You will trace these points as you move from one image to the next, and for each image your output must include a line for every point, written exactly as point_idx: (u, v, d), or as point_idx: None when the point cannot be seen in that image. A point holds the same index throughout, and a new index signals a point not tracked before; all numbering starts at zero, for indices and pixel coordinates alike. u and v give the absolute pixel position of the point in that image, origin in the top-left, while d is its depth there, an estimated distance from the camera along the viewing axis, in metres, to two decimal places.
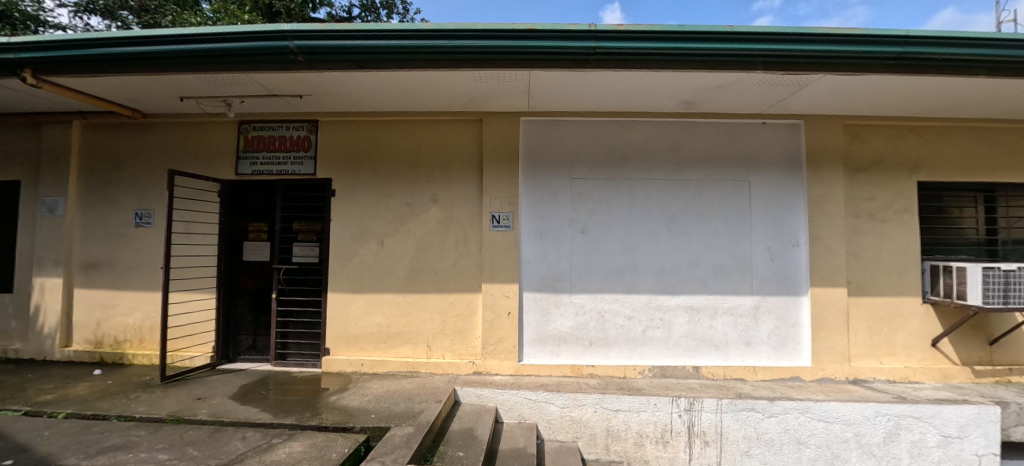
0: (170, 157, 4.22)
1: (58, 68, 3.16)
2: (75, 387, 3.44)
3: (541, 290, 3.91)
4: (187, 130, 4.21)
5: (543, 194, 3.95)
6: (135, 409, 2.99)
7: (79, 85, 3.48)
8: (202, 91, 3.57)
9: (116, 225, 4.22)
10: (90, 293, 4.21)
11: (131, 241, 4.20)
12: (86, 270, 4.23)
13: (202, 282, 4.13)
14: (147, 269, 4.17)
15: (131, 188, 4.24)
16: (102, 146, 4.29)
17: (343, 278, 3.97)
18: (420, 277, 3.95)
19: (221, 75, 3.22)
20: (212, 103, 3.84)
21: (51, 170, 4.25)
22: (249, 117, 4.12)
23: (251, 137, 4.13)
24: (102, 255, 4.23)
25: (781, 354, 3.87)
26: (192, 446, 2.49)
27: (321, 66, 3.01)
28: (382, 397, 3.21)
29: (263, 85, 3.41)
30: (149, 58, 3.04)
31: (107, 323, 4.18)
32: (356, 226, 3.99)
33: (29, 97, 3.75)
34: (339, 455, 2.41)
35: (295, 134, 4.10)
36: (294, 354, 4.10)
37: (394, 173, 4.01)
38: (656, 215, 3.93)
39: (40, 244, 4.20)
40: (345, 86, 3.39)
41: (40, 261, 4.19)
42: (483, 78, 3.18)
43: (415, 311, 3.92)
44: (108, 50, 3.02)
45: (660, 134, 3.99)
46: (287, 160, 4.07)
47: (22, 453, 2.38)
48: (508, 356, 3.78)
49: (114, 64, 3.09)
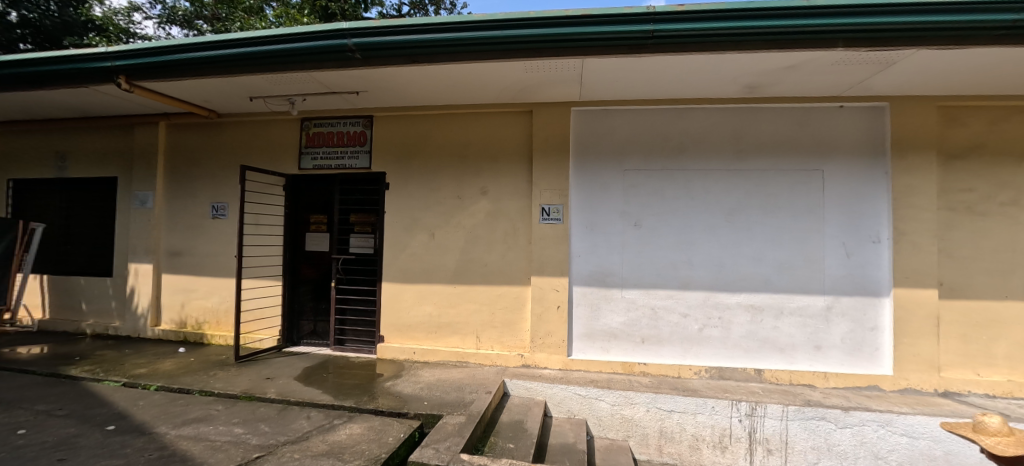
0: (240, 153, 4.53)
1: (147, 73, 3.47)
2: (164, 363, 3.80)
3: (591, 285, 3.82)
4: (256, 128, 4.50)
5: (594, 185, 3.84)
6: (214, 385, 3.27)
7: (166, 89, 3.81)
8: (269, 90, 3.79)
9: (196, 216, 4.61)
10: (175, 278, 4.64)
11: (208, 231, 4.57)
12: (171, 257, 4.67)
13: (269, 270, 4.42)
14: (222, 257, 4.53)
15: (208, 182, 4.61)
16: (183, 144, 4.70)
17: (397, 269, 4.10)
18: (469, 270, 3.98)
19: (285, 74, 3.39)
20: (278, 102, 4.07)
21: (141, 167, 4.70)
22: (311, 114, 4.33)
23: (311, 133, 4.34)
24: (184, 244, 4.64)
25: (857, 361, 3.54)
26: (263, 422, 2.67)
27: (376, 62, 3.09)
28: (433, 385, 3.29)
29: (323, 83, 3.56)
30: (224, 61, 3.27)
31: (189, 305, 4.59)
32: (409, 219, 4.09)
33: (123, 100, 4.16)
34: (394, 439, 2.48)
35: (351, 130, 4.26)
36: (351, 340, 4.29)
37: (444, 166, 4.06)
38: (715, 208, 3.71)
39: (134, 234, 4.68)
40: (398, 82, 3.47)
41: (134, 249, 4.68)
42: (533, 68, 3.13)
43: (463, 303, 3.97)
44: (189, 55, 3.29)
45: (719, 121, 3.74)
46: (345, 154, 4.25)
47: (123, 420, 2.66)
48: (557, 350, 3.73)
49: (194, 68, 3.35)
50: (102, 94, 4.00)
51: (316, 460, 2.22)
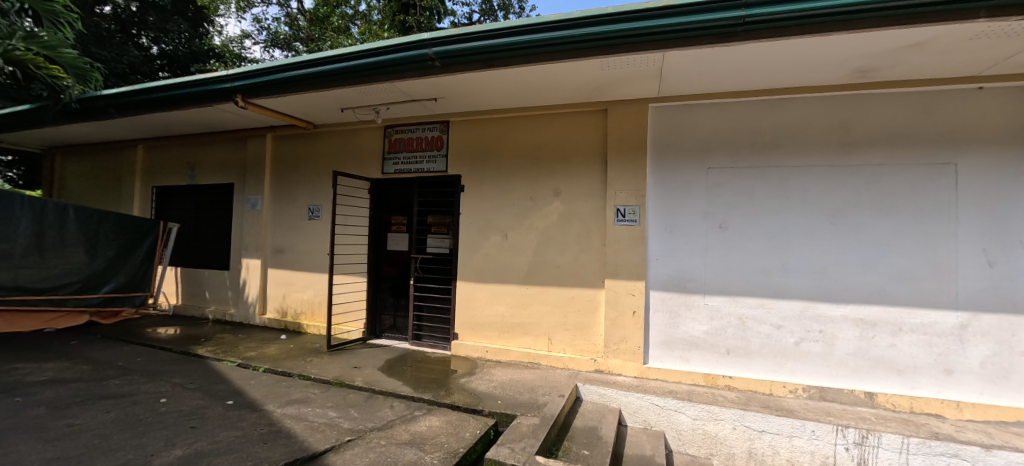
0: (332, 159, 4.96)
1: (259, 91, 3.94)
2: (269, 348, 4.28)
3: (669, 290, 3.62)
4: (346, 136, 4.90)
5: (673, 185, 3.64)
6: (310, 370, 3.60)
7: (273, 104, 4.30)
8: (358, 101, 4.11)
9: (295, 217, 5.14)
10: (278, 272, 5.20)
11: (305, 231, 5.07)
12: (275, 254, 5.25)
13: (356, 267, 4.79)
14: (316, 254, 4.99)
15: (305, 186, 5.11)
16: (285, 153, 5.26)
17: (471, 269, 4.22)
18: (541, 271, 3.98)
19: (372, 86, 3.65)
20: (365, 112, 4.40)
21: (252, 174, 5.35)
22: (393, 122, 4.62)
23: (393, 139, 4.62)
24: (285, 242, 5.19)
25: (1003, 391, 2.96)
26: (353, 408, 2.88)
27: (454, 69, 3.21)
28: (506, 384, 3.33)
29: (405, 92, 3.77)
30: (320, 77, 3.60)
31: (288, 297, 5.12)
32: (483, 220, 4.20)
33: (239, 116, 4.77)
34: (471, 435, 2.54)
35: (429, 135, 4.48)
36: (427, 335, 4.50)
37: (517, 168, 4.10)
38: (816, 209, 3.33)
39: (247, 232, 5.34)
40: (474, 87, 3.57)
41: (246, 246, 5.33)
42: (610, 66, 3.04)
43: (535, 304, 3.98)
44: (291, 73, 3.68)
45: (821, 111, 3.35)
46: (424, 159, 4.47)
47: (240, 396, 3.03)
48: (631, 357, 3.59)
49: (296, 85, 3.73)
50: (224, 111, 4.61)
51: (400, 448, 2.34)
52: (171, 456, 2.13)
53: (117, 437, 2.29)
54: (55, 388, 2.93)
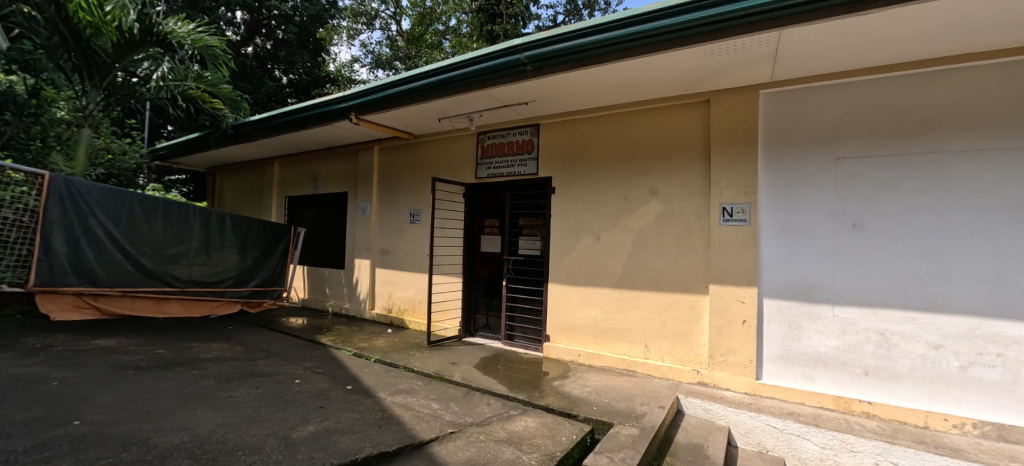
0: (430, 167, 5.32)
1: (369, 108, 4.38)
2: (378, 340, 4.71)
3: (788, 299, 3.22)
4: (442, 144, 5.22)
5: (792, 179, 3.23)
6: (414, 363, 3.89)
7: (380, 119, 4.75)
8: (454, 111, 4.35)
9: (398, 221, 5.61)
10: (384, 271, 5.72)
11: (407, 234, 5.51)
12: (381, 255, 5.78)
13: (452, 268, 5.07)
14: (417, 255, 5.39)
15: (407, 193, 5.55)
16: (389, 162, 5.78)
17: (562, 271, 4.21)
18: (636, 275, 3.81)
19: (468, 95, 3.83)
20: (460, 120, 4.65)
21: (363, 183, 5.96)
22: (486, 128, 4.81)
23: (486, 145, 4.81)
24: (390, 244, 5.69)
25: None
26: (454, 402, 3.04)
27: (546, 71, 3.23)
28: (601, 391, 3.24)
29: (498, 98, 3.90)
30: (420, 91, 3.89)
31: (393, 295, 5.60)
32: (575, 221, 4.16)
33: (353, 132, 5.35)
34: (567, 440, 2.51)
35: (520, 139, 4.57)
36: (519, 336, 4.58)
37: (609, 167, 3.99)
38: (993, 202, 2.66)
39: (359, 235, 5.97)
40: (565, 88, 3.56)
41: (359, 248, 5.96)
42: (713, 52, 2.80)
43: (630, 309, 3.82)
44: (395, 89, 4.07)
45: (999, 82, 2.68)
46: (515, 162, 4.58)
47: (356, 382, 3.38)
48: (742, 371, 3.26)
49: (400, 99, 4.07)
50: (340, 129, 5.21)
51: (499, 445, 2.41)
52: (306, 430, 2.38)
53: (266, 409, 2.66)
54: (220, 364, 3.54)
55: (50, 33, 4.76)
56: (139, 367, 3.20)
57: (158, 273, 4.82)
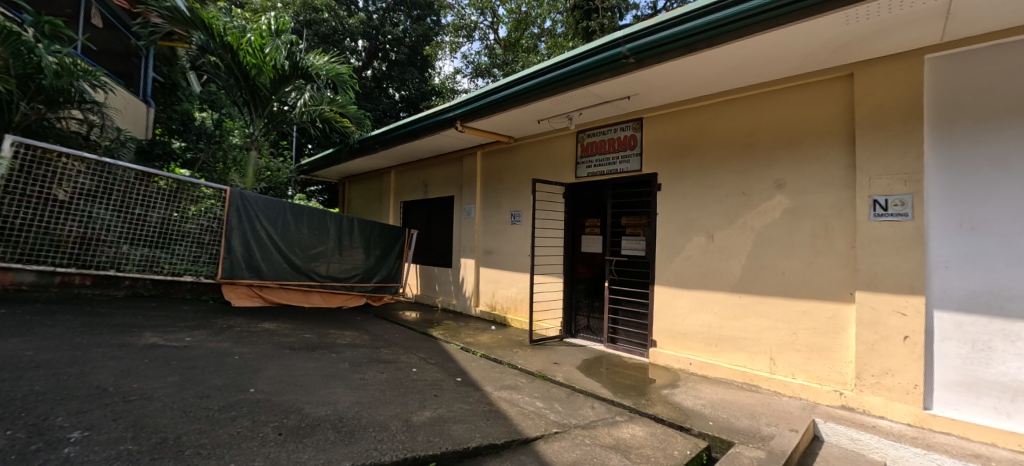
0: (530, 169, 5.44)
1: (473, 115, 4.66)
2: (483, 336, 4.97)
3: (970, 313, 2.55)
4: (542, 146, 5.30)
5: (974, 163, 2.56)
6: (517, 361, 4.02)
7: (483, 125, 5.01)
8: (553, 112, 4.39)
9: (501, 223, 5.84)
10: (488, 271, 6.00)
11: (509, 234, 5.71)
12: (485, 255, 6.08)
13: (554, 268, 5.11)
14: (518, 255, 5.56)
15: (508, 195, 5.75)
16: (491, 166, 6.05)
17: (670, 273, 3.97)
18: (758, 278, 3.41)
19: (567, 94, 3.83)
20: (559, 121, 4.67)
21: (468, 187, 6.34)
22: (585, 127, 4.75)
23: (586, 144, 4.75)
24: (493, 245, 5.95)
25: None
26: (558, 402, 3.06)
27: (650, 62, 3.08)
28: (717, 405, 2.97)
29: (599, 95, 3.83)
30: (520, 94, 4.02)
31: (496, 293, 5.85)
32: (684, 219, 3.89)
33: (459, 139, 5.73)
34: (681, 454, 2.35)
35: (622, 135, 4.42)
36: (623, 340, 4.43)
37: (724, 159, 3.65)
38: None
39: (465, 237, 6.36)
40: (671, 77, 3.35)
41: (465, 248, 6.36)
42: (859, 17, 2.38)
43: (752, 317, 3.43)
44: (497, 95, 4.26)
45: None
46: (617, 160, 4.44)
47: (466, 375, 3.61)
48: (903, 398, 2.70)
49: (501, 104, 4.25)
50: (448, 137, 5.62)
51: (605, 450, 2.36)
52: (425, 415, 2.63)
53: (391, 392, 3.00)
54: (353, 350, 4.08)
55: (228, 76, 5.90)
56: (294, 348, 3.83)
57: (305, 270, 5.70)
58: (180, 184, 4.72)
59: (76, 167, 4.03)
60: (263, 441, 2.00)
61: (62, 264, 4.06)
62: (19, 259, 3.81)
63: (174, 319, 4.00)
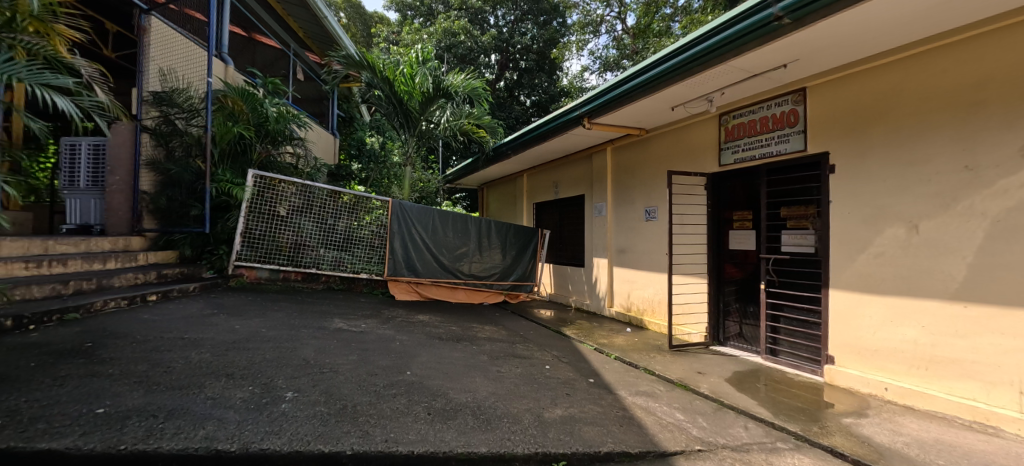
0: (665, 160, 5.05)
1: (601, 110, 4.58)
2: (618, 338, 4.80)
3: None
4: (678, 135, 4.88)
5: None
6: (655, 366, 3.76)
7: (611, 120, 4.86)
8: (689, 95, 4.00)
9: (635, 220, 5.55)
10: (622, 270, 5.77)
11: (643, 232, 5.40)
12: (618, 254, 5.86)
13: (697, 267, 4.64)
14: (655, 254, 5.20)
15: (641, 190, 5.44)
16: (622, 161, 5.80)
17: (853, 274, 3.20)
18: (998, 283, 2.49)
19: (705, 74, 3.46)
20: (696, 104, 4.24)
21: (598, 184, 6.21)
22: (730, 107, 4.20)
23: (731, 126, 4.20)
24: (627, 243, 5.71)
25: None
26: (702, 416, 2.76)
27: (812, 19, 2.55)
28: (931, 447, 2.27)
29: (744, 69, 3.34)
30: (652, 80, 3.82)
31: (631, 294, 5.59)
32: (871, 207, 3.10)
33: (587, 137, 5.66)
34: None
35: (778, 111, 3.76)
36: (787, 352, 3.77)
37: (932, 126, 2.79)
38: None
39: (597, 236, 6.25)
40: (845, 33, 2.71)
41: (597, 247, 6.25)
42: None
43: (988, 334, 2.52)
44: (628, 85, 4.13)
45: None
46: (771, 141, 3.78)
47: (599, 376, 3.52)
48: None
49: (631, 94, 4.10)
50: (576, 136, 5.61)
51: None
52: (556, 412, 2.65)
53: (526, 386, 3.12)
54: (493, 343, 4.38)
55: (388, 105, 6.95)
56: (443, 338, 4.30)
57: (452, 269, 6.34)
58: (357, 199, 5.72)
59: (290, 189, 5.29)
60: (415, 418, 2.28)
61: (283, 264, 5.30)
62: (259, 259, 5.15)
63: (355, 309, 4.89)
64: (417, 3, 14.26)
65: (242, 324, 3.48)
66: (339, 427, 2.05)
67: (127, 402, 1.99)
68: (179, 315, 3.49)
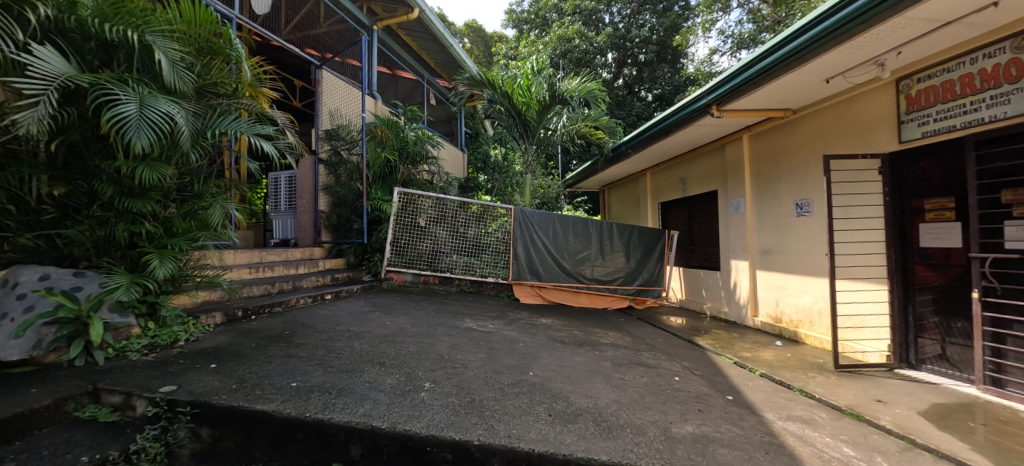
0: (821, 143, 4.26)
1: (732, 95, 4.14)
2: (765, 352, 4.18)
3: None
4: (835, 112, 4.11)
5: None
6: (814, 389, 3.17)
7: (746, 104, 4.34)
8: (849, 62, 3.36)
9: (783, 216, 4.79)
10: (768, 274, 5.01)
11: (795, 229, 4.62)
12: (763, 255, 5.12)
13: (876, 272, 3.84)
14: (812, 255, 4.40)
15: (790, 181, 4.67)
16: (763, 149, 5.07)
17: None
18: None
19: (870, 33, 2.89)
20: (861, 72, 3.54)
21: (734, 177, 5.52)
22: (910, 69, 3.45)
23: (914, 93, 3.42)
24: (773, 243, 4.95)
25: None
26: (882, 456, 2.23)
27: None
28: None
29: (930, 18, 2.69)
30: (796, 53, 3.33)
31: (781, 301, 4.82)
32: None
33: (717, 126, 5.11)
34: None
35: (987, 66, 2.97)
36: (1017, 383, 2.90)
37: None
38: None
39: (734, 235, 5.56)
40: None
41: (734, 248, 5.56)
42: None
43: None
44: (763, 63, 3.66)
45: None
46: (978, 104, 3.01)
47: (739, 393, 3.11)
48: None
49: (770, 72, 3.62)
50: (704, 127, 5.11)
51: None
52: (686, 429, 2.43)
53: (651, 397, 2.94)
54: (616, 350, 4.24)
55: (508, 117, 7.35)
56: (564, 342, 4.33)
57: (573, 273, 6.33)
58: (485, 209, 6.18)
59: (427, 203, 5.99)
60: (536, 418, 2.35)
61: (422, 269, 6.00)
62: (404, 265, 5.93)
63: (483, 310, 5.25)
64: (532, 16, 14.77)
65: (392, 321, 4.05)
66: (468, 418, 2.24)
67: (312, 379, 2.50)
68: (347, 311, 4.24)
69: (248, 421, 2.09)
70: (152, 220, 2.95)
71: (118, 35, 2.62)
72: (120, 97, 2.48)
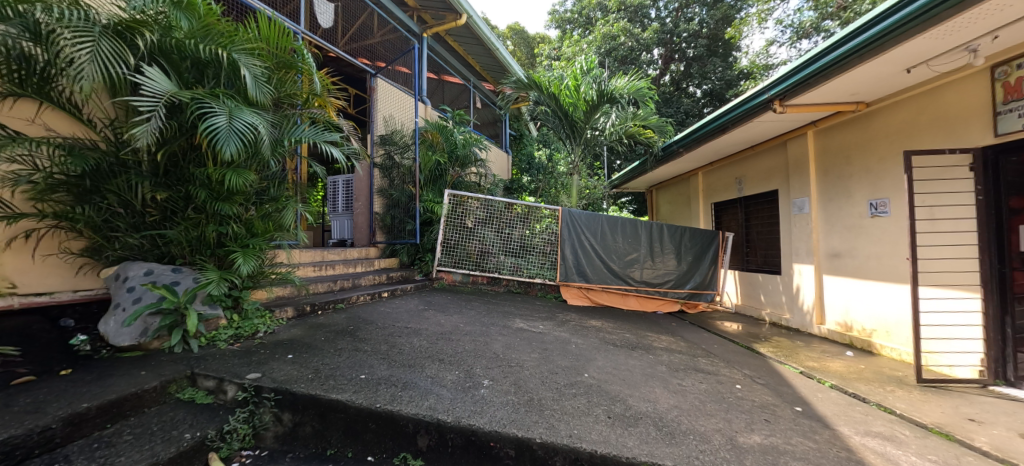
0: (901, 139, 3.95)
1: (795, 90, 3.93)
2: (834, 362, 3.91)
3: None
4: (917, 104, 3.81)
5: None
6: (894, 404, 2.94)
7: (812, 98, 4.09)
8: (934, 50, 3.10)
9: (855, 217, 4.46)
10: (837, 279, 4.69)
11: (870, 232, 4.29)
12: (831, 259, 4.79)
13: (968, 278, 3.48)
14: (889, 259, 4.08)
15: (863, 179, 4.36)
16: (831, 145, 4.76)
17: None
18: None
19: (963, 16, 2.64)
20: (949, 59, 3.24)
21: (797, 175, 5.21)
22: (1013, 52, 3.13)
23: (1015, 80, 3.12)
24: (843, 246, 4.62)
25: None
26: None
27: None
28: None
29: None
30: (871, 43, 3.11)
31: (852, 308, 4.49)
32: None
33: (779, 122, 4.85)
34: None
35: None
36: None
37: None
38: None
39: (797, 237, 5.25)
40: None
41: (797, 251, 5.24)
42: None
43: None
44: (832, 55, 3.44)
45: None
46: None
47: (808, 405, 2.95)
48: None
49: (841, 64, 3.40)
50: (764, 123, 4.86)
51: None
52: (753, 438, 2.34)
53: (713, 404, 2.84)
54: (671, 354, 4.13)
55: (554, 118, 7.35)
56: (616, 345, 4.28)
57: (621, 275, 6.22)
58: (530, 209, 6.21)
59: (475, 204, 6.13)
60: (596, 419, 2.35)
61: (471, 269, 6.13)
62: (454, 265, 6.09)
63: (532, 311, 5.29)
64: (575, 16, 14.66)
65: (445, 319, 4.17)
66: (528, 416, 2.28)
67: (378, 372, 2.64)
68: (404, 309, 4.42)
69: (325, 409, 2.24)
70: (236, 222, 3.22)
71: (210, 54, 2.90)
72: (214, 111, 2.76)
